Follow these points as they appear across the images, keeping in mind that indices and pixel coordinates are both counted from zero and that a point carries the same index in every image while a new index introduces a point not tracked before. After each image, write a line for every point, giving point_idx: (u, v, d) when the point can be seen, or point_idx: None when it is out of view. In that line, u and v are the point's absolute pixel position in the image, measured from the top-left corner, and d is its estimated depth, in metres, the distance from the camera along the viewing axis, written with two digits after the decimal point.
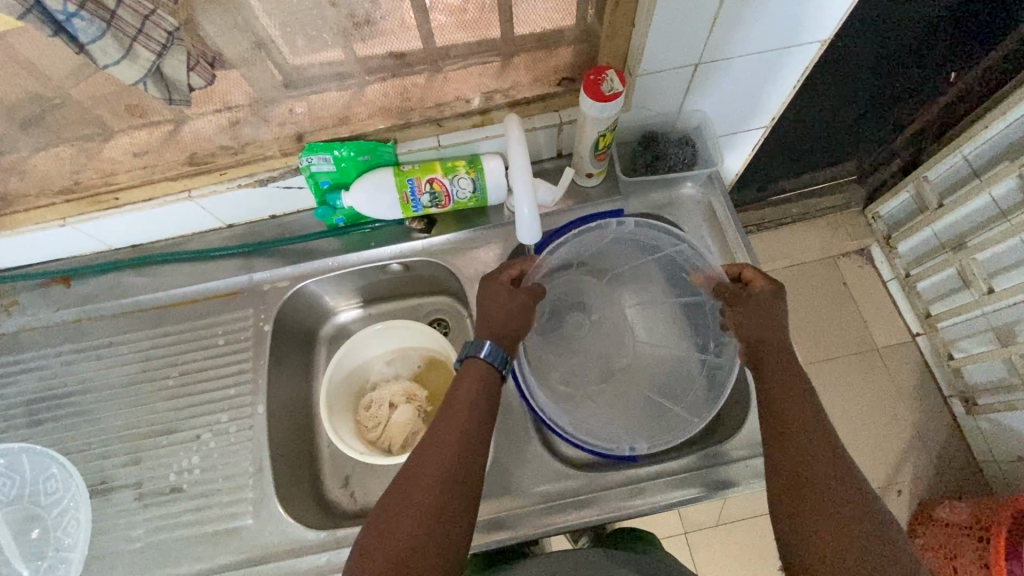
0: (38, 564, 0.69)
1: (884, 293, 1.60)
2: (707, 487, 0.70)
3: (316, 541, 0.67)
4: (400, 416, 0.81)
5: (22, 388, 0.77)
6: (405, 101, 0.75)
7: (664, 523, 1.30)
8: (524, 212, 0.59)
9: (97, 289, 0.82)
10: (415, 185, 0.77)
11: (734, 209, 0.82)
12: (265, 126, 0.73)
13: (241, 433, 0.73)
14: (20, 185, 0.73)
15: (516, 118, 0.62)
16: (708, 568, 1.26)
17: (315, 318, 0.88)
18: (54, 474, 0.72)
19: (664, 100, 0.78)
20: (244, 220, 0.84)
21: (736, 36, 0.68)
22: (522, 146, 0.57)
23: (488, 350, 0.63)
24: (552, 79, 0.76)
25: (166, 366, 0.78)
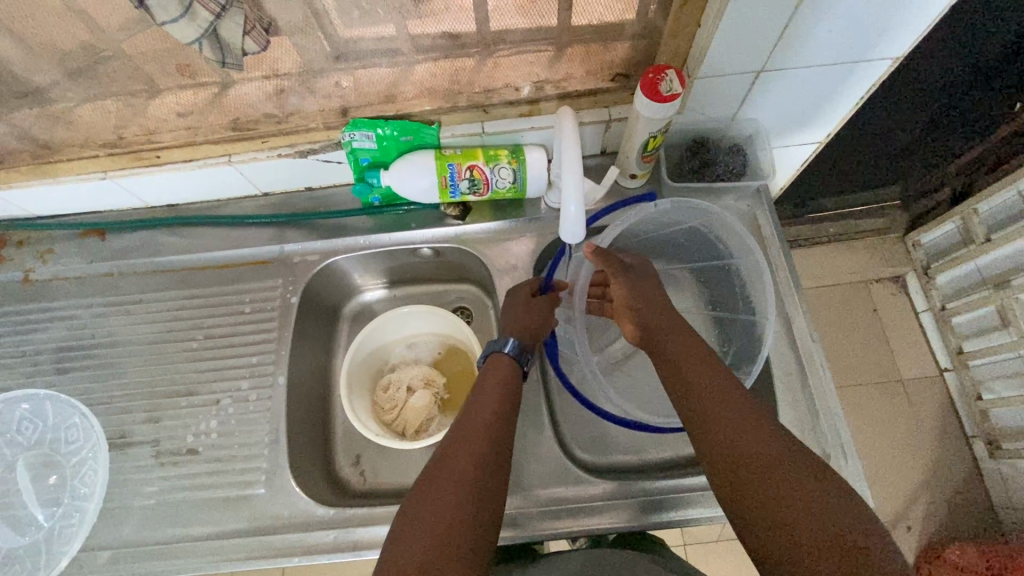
0: (54, 510, 0.69)
1: (915, 324, 1.55)
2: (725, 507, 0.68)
3: (325, 517, 0.67)
4: (417, 401, 0.80)
5: (52, 335, 0.78)
6: (454, 83, 0.73)
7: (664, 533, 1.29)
8: (570, 210, 0.56)
9: (131, 244, 0.83)
10: (455, 171, 0.75)
11: (779, 225, 0.79)
12: (311, 97, 0.72)
13: (260, 402, 0.74)
14: (65, 134, 0.73)
15: (570, 111, 0.59)
16: None
17: (341, 294, 0.88)
18: (76, 424, 0.72)
19: (720, 105, 0.75)
20: (280, 189, 0.83)
21: (806, 46, 0.65)
22: (576, 142, 0.55)
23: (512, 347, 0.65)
24: (605, 75, 0.74)
25: (192, 327, 0.78)
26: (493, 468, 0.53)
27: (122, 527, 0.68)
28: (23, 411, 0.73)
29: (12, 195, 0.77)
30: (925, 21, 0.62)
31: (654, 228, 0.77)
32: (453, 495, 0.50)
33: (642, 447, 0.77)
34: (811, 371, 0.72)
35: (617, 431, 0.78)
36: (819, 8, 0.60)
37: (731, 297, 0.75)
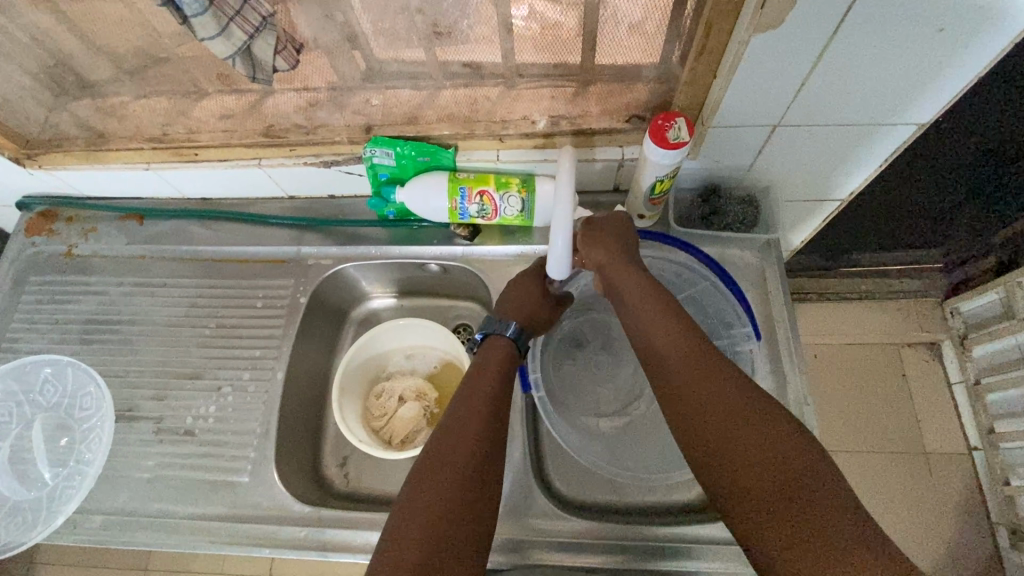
0: (59, 470, 0.74)
1: (947, 397, 1.47)
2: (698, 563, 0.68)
3: (300, 515, 0.69)
4: (406, 412, 0.83)
5: (82, 307, 0.85)
6: (473, 112, 0.77)
7: None
8: (556, 245, 0.60)
9: (164, 231, 0.89)
10: (465, 194, 0.78)
11: (786, 281, 0.78)
12: (340, 113, 0.77)
13: (257, 393, 0.77)
14: (119, 127, 0.80)
15: (570, 152, 0.61)
16: None
17: (350, 299, 0.92)
18: (91, 392, 0.78)
19: (734, 155, 0.75)
20: (306, 194, 0.88)
21: (825, 104, 0.65)
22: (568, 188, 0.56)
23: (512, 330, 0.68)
24: (621, 115, 0.74)
25: (206, 315, 0.83)
26: (490, 459, 0.55)
27: (117, 495, 0.72)
28: (47, 374, 0.79)
29: (67, 175, 0.85)
30: (952, 88, 0.61)
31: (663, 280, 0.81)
32: (454, 493, 0.50)
33: (623, 492, 0.76)
34: None
35: (599, 470, 0.77)
36: (837, 67, 0.59)
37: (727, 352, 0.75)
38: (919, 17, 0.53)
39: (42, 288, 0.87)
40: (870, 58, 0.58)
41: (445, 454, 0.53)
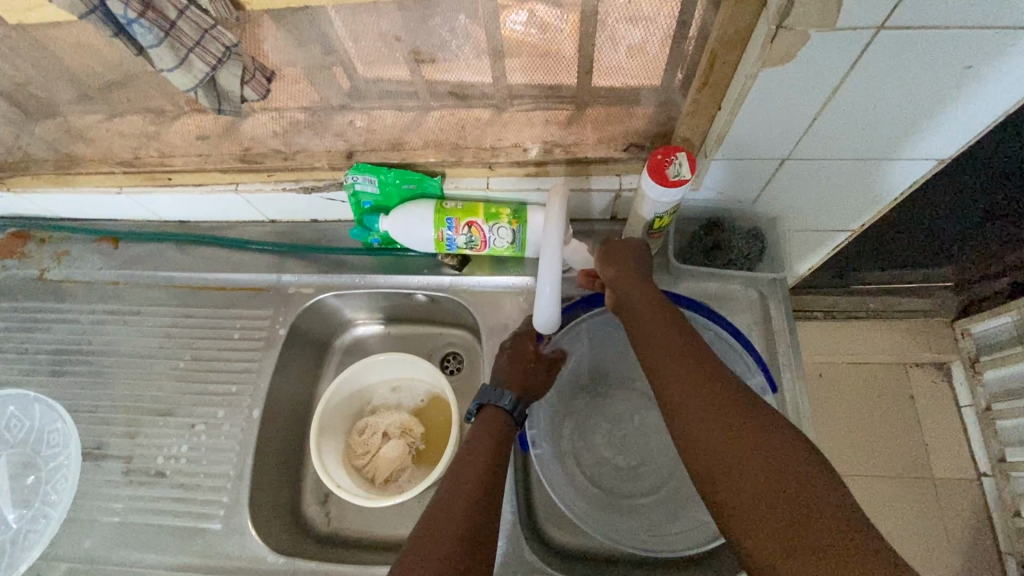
0: (24, 512, 0.71)
1: (956, 420, 1.42)
2: None
3: (274, 566, 0.66)
4: (391, 449, 0.79)
5: (53, 336, 0.81)
6: (461, 138, 0.72)
7: None
8: (543, 300, 0.59)
9: (139, 255, 0.85)
10: (453, 225, 0.73)
11: (792, 320, 0.74)
12: (319, 137, 0.73)
13: (232, 432, 0.74)
14: (89, 148, 0.76)
15: (558, 209, 0.59)
16: None
17: (334, 327, 0.88)
18: (59, 428, 0.74)
19: (739, 187, 0.70)
20: (287, 218, 0.84)
21: (836, 140, 0.60)
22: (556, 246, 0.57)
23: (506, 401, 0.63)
24: (620, 143, 0.70)
25: (181, 346, 0.79)
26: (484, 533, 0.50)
27: (83, 540, 0.69)
28: (13, 408, 0.76)
29: (38, 198, 0.81)
30: (976, 125, 0.57)
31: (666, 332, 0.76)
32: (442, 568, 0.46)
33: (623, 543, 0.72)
34: None
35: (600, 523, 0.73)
36: (853, 102, 0.55)
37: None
38: (946, 52, 0.48)
39: (12, 314, 0.83)
40: (887, 94, 0.53)
41: (438, 523, 0.49)
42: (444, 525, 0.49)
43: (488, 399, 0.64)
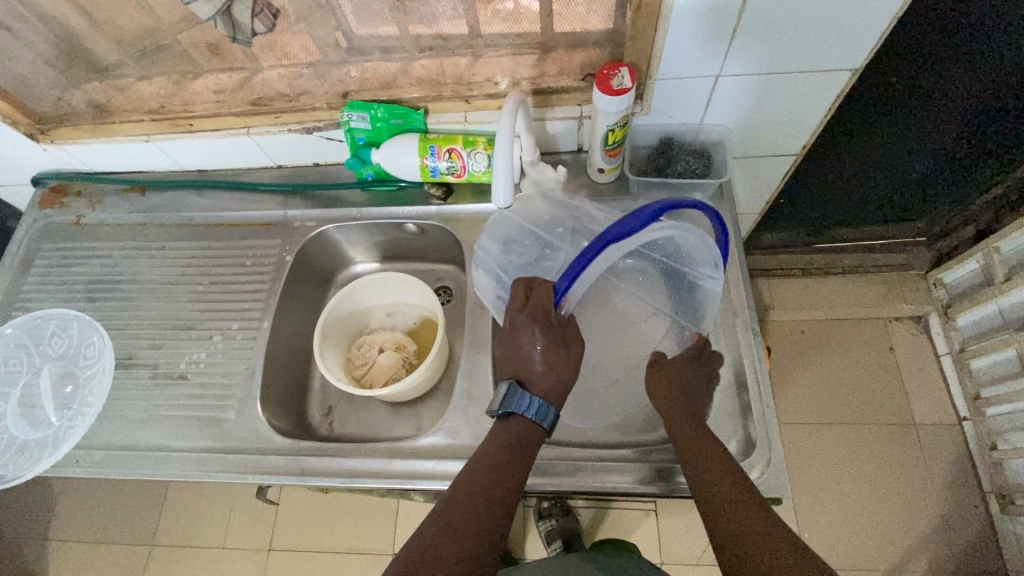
0: (63, 412, 0.81)
1: (936, 369, 1.48)
2: (646, 485, 0.68)
3: (280, 446, 0.75)
4: (385, 359, 0.89)
5: (89, 269, 0.92)
6: (441, 77, 0.83)
7: (640, 530, 1.42)
8: (500, 182, 0.71)
9: (164, 200, 0.96)
10: (435, 152, 0.83)
11: (738, 225, 0.81)
12: (320, 82, 0.85)
13: (245, 341, 0.83)
14: (123, 102, 0.88)
15: (510, 108, 0.69)
16: None
17: (335, 262, 0.98)
18: (94, 342, 0.85)
19: (685, 109, 0.80)
20: (292, 162, 0.95)
21: (759, 51, 0.70)
22: (507, 140, 0.68)
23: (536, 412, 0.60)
24: (578, 74, 0.80)
25: (200, 273, 0.89)
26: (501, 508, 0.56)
27: (114, 432, 0.78)
28: (53, 327, 0.86)
29: (76, 150, 0.93)
30: (875, 27, 0.67)
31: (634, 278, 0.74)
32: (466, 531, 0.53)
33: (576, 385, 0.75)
34: (747, 364, 0.72)
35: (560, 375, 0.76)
36: (764, 13, 0.65)
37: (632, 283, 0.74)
38: None
39: (53, 252, 0.95)
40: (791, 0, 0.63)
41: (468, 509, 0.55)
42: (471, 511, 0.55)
43: (513, 409, 0.60)
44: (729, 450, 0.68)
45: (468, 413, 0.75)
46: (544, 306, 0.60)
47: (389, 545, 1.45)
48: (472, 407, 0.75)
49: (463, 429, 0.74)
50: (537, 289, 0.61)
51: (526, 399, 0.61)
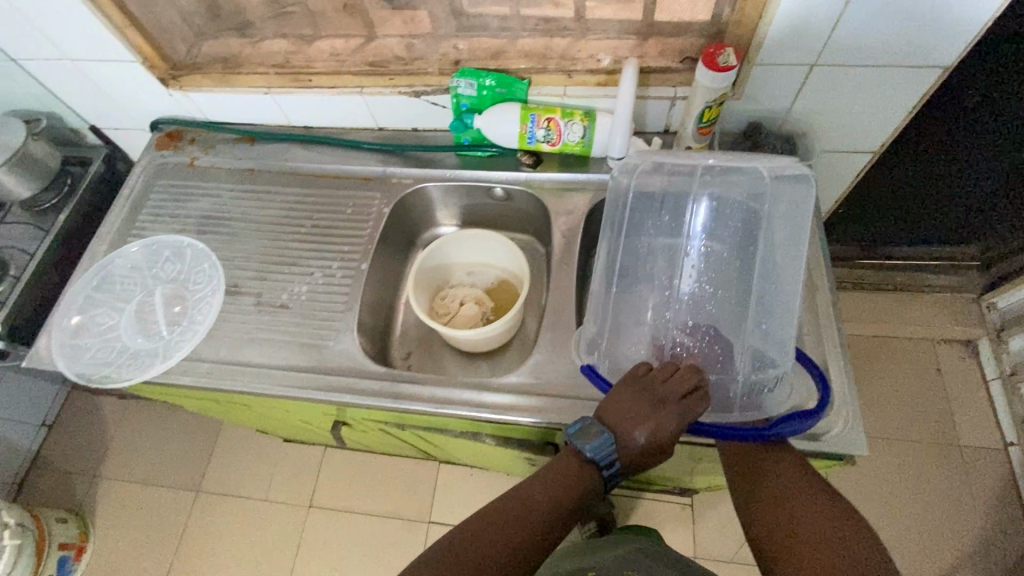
0: (174, 328, 0.87)
1: (984, 392, 1.48)
2: None
3: (376, 374, 0.81)
4: (467, 311, 0.95)
5: (200, 206, 1.00)
6: (546, 52, 0.90)
7: (674, 523, 1.43)
8: (617, 140, 0.84)
9: (272, 150, 1.04)
10: (535, 120, 0.89)
11: (819, 209, 0.84)
12: (434, 51, 0.92)
13: (344, 279, 0.90)
14: (252, 57, 0.97)
15: (632, 70, 0.76)
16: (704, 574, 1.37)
17: (422, 221, 1.05)
18: (206, 269, 0.93)
19: (775, 97, 0.85)
20: (393, 125, 1.02)
21: (856, 43, 0.75)
22: (629, 101, 0.77)
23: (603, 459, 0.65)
24: (677, 57, 0.86)
25: (303, 217, 0.97)
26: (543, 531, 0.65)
27: (220, 349, 0.85)
28: (170, 253, 0.95)
29: (199, 98, 1.01)
30: (972, 26, 0.71)
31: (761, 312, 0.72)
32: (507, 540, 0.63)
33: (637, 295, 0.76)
34: (823, 334, 0.76)
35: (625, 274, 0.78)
36: (870, 5, 0.70)
37: (740, 308, 0.73)
38: None
39: (167, 188, 1.03)
40: None
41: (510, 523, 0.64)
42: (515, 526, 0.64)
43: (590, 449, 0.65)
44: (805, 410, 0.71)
45: (551, 359, 0.80)
46: (696, 414, 0.65)
47: (425, 513, 1.48)
48: (556, 354, 0.81)
49: (545, 372, 0.79)
50: (697, 397, 0.66)
51: (604, 450, 0.65)
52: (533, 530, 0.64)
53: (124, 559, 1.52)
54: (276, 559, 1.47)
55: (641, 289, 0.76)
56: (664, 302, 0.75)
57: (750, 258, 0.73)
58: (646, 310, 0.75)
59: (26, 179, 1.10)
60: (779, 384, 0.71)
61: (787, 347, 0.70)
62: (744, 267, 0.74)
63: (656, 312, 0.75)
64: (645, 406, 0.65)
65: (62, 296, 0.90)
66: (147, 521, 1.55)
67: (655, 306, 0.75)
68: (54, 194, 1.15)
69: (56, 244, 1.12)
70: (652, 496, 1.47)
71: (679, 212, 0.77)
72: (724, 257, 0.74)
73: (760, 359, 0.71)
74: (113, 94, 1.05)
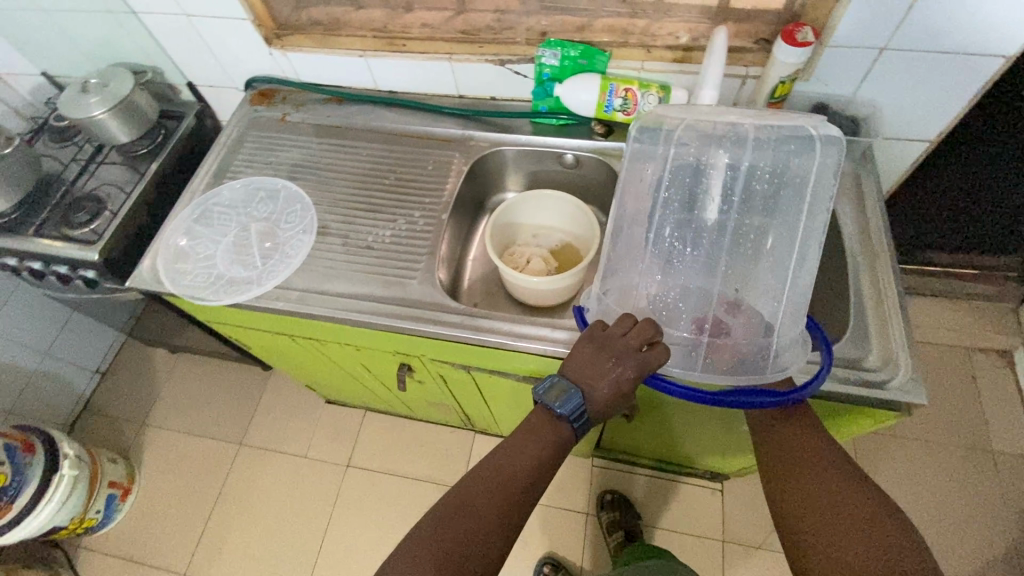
0: (268, 260, 0.94)
1: (1019, 401, 1.50)
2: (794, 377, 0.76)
3: (457, 310, 0.87)
4: (534, 265, 1.02)
5: (291, 155, 1.08)
6: (627, 31, 0.97)
7: (704, 507, 1.46)
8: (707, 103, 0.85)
9: (358, 110, 1.13)
10: (613, 90, 0.96)
11: (879, 185, 0.90)
12: (521, 24, 1.00)
13: (425, 226, 0.97)
14: (352, 22, 1.06)
15: (721, 34, 0.82)
16: (733, 558, 1.38)
17: (493, 185, 1.12)
18: (297, 210, 1.00)
19: (842, 80, 0.91)
20: (473, 93, 1.10)
21: (925, 29, 0.81)
22: (717, 57, 0.81)
23: (572, 410, 0.67)
24: (751, 40, 0.92)
25: (387, 170, 1.04)
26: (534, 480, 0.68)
27: (310, 280, 0.91)
28: (264, 195, 1.02)
29: (297, 58, 1.10)
30: None
31: (776, 280, 0.71)
32: (503, 494, 0.67)
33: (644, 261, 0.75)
34: (884, 296, 0.80)
35: (637, 238, 0.75)
36: None
37: (753, 277, 0.72)
38: None
39: (261, 138, 1.11)
40: None
41: (501, 474, 0.68)
42: (505, 476, 0.68)
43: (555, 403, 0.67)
44: (867, 361, 0.76)
45: None
46: (656, 365, 0.66)
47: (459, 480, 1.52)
48: None
49: None
50: (654, 348, 0.67)
51: (569, 401, 0.66)
52: (510, 491, 0.67)
53: (166, 502, 1.58)
54: (311, 513, 1.52)
55: (650, 254, 0.75)
56: (674, 267, 0.74)
57: (767, 227, 0.71)
58: (655, 275, 0.74)
59: (128, 126, 1.18)
60: (790, 346, 0.71)
61: (794, 317, 0.71)
62: (761, 238, 0.71)
63: (665, 276, 0.74)
64: (603, 360, 0.67)
65: (165, 224, 0.97)
66: (190, 469, 1.61)
67: (664, 271, 0.74)
68: (150, 143, 1.24)
69: (149, 188, 1.19)
70: (681, 479, 1.50)
71: (697, 176, 0.72)
72: (741, 226, 0.71)
73: (772, 328, 0.71)
74: (217, 52, 1.13)
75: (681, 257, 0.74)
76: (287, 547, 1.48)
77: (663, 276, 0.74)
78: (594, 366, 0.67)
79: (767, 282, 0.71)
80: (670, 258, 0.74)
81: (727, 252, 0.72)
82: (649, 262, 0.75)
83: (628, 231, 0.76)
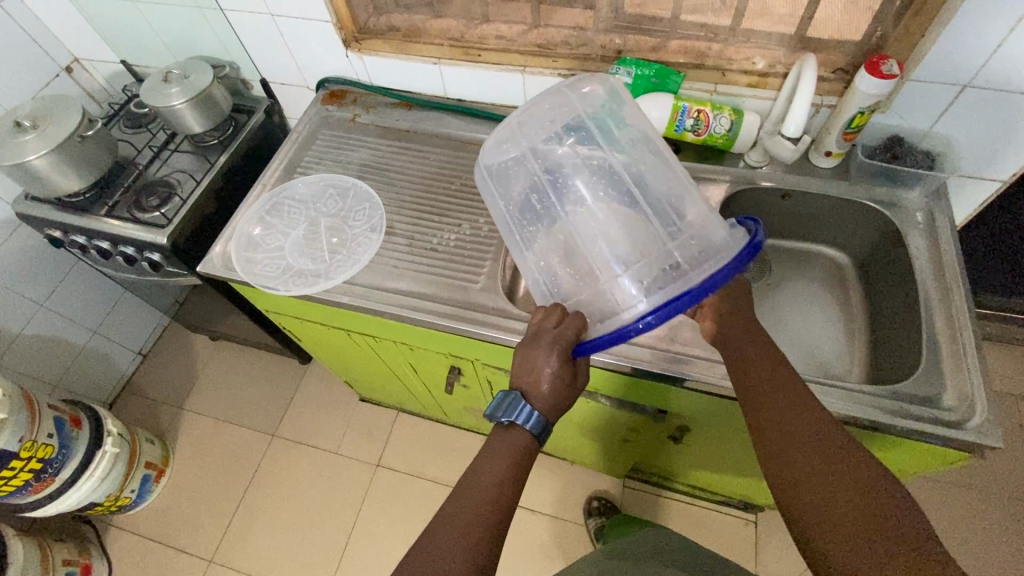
0: (335, 255, 0.96)
1: None
2: (866, 413, 0.74)
3: (520, 317, 0.87)
4: None
5: (360, 155, 1.10)
6: (701, 54, 0.98)
7: (736, 539, 1.42)
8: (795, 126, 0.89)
9: (426, 116, 1.15)
10: (686, 110, 0.96)
11: (953, 223, 0.88)
12: (596, 42, 1.02)
13: (490, 232, 0.98)
14: (430, 30, 1.09)
15: (810, 63, 0.83)
16: None
17: None
18: (366, 209, 1.02)
19: (920, 114, 0.91)
20: None
21: (1014, 68, 0.80)
22: (809, 84, 0.83)
23: (529, 420, 0.63)
24: (827, 70, 0.93)
25: (453, 175, 1.06)
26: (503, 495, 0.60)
27: (375, 277, 0.93)
28: (335, 193, 1.05)
29: (372, 62, 1.13)
30: None
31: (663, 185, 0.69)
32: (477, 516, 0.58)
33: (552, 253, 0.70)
34: (960, 334, 0.79)
35: (541, 246, 0.71)
36: None
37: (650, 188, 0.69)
38: None
39: (331, 137, 1.14)
40: None
41: (467, 492, 0.60)
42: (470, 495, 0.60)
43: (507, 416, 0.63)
44: (944, 402, 0.74)
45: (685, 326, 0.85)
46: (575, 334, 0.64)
47: None
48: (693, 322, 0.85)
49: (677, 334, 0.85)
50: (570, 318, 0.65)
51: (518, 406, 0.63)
52: (479, 515, 0.58)
53: (195, 488, 1.59)
54: (338, 509, 1.52)
55: (560, 246, 0.70)
56: (582, 243, 0.69)
57: (635, 155, 0.71)
58: (577, 255, 0.69)
59: (203, 118, 1.22)
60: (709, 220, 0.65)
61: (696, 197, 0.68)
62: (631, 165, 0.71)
63: (581, 249, 0.69)
64: (530, 352, 0.65)
65: (238, 214, 1.00)
66: (221, 456, 1.63)
67: (578, 247, 0.69)
68: (221, 135, 1.28)
69: (217, 177, 1.23)
70: (713, 508, 1.47)
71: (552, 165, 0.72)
72: (617, 172, 0.70)
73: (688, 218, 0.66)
74: (295, 51, 1.17)
75: (583, 227, 0.69)
76: (311, 542, 1.48)
77: (577, 259, 0.68)
78: (526, 364, 0.65)
79: (665, 185, 0.69)
80: (574, 237, 0.69)
81: (614, 195, 0.70)
82: (556, 255, 0.70)
83: (521, 245, 0.72)
